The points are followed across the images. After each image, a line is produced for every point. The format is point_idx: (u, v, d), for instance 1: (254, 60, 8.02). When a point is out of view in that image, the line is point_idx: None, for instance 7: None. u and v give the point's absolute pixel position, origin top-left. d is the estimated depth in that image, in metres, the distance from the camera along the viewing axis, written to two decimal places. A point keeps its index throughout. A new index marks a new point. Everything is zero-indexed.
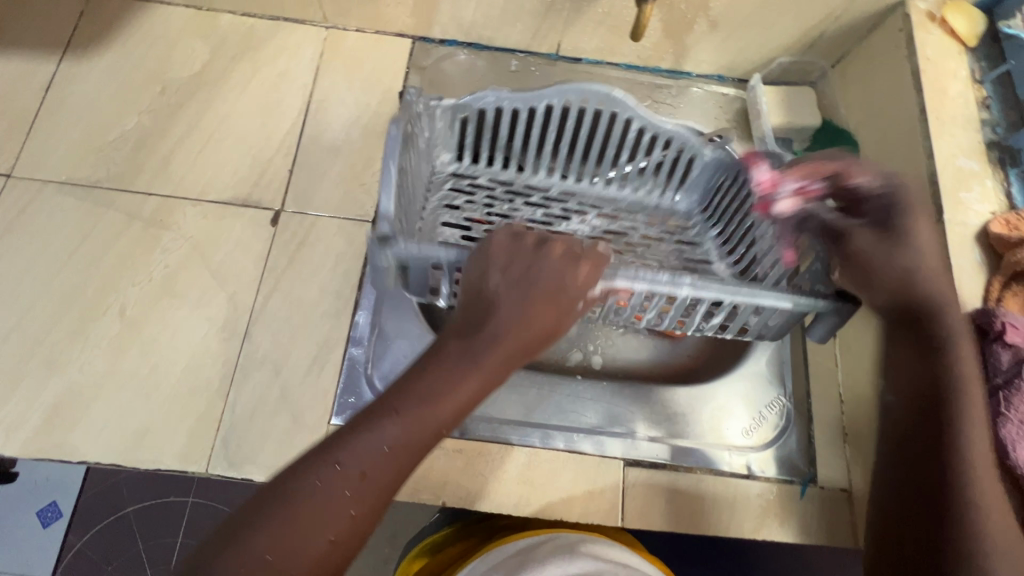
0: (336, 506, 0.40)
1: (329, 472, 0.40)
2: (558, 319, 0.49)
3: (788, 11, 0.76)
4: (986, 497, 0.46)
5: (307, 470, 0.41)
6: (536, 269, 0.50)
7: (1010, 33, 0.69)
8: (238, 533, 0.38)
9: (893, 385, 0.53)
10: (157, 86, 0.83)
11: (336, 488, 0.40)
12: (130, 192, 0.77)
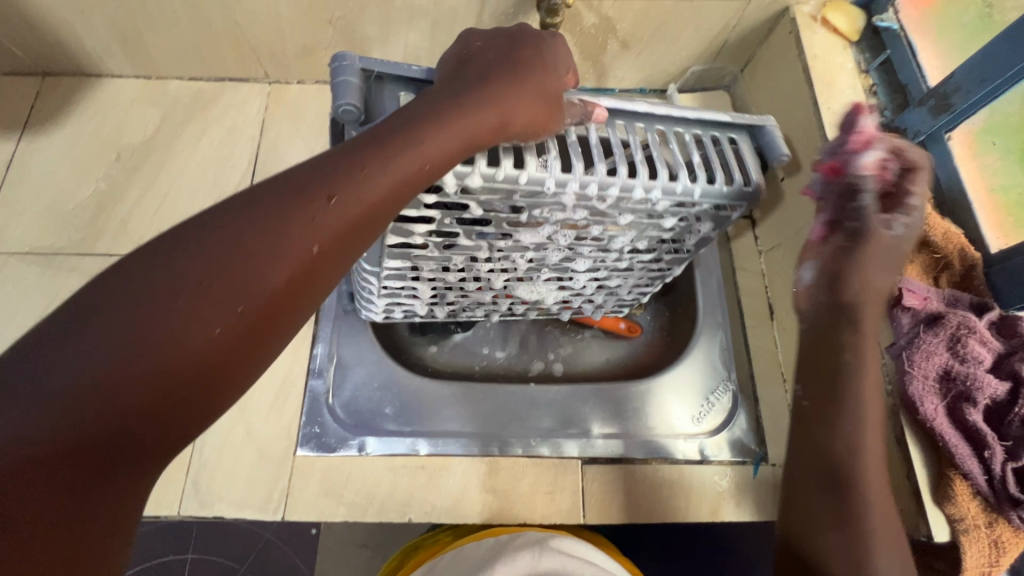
0: (223, 291, 0.35)
1: (215, 247, 0.35)
2: (505, 111, 0.44)
3: (689, 26, 0.83)
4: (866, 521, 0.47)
5: (85, 337, 0.32)
6: (515, 75, 0.46)
7: (885, 26, 0.75)
8: (79, 327, 0.32)
9: (802, 382, 0.51)
10: (112, 153, 0.87)
11: (132, 373, 0.32)
12: (92, 255, 0.81)
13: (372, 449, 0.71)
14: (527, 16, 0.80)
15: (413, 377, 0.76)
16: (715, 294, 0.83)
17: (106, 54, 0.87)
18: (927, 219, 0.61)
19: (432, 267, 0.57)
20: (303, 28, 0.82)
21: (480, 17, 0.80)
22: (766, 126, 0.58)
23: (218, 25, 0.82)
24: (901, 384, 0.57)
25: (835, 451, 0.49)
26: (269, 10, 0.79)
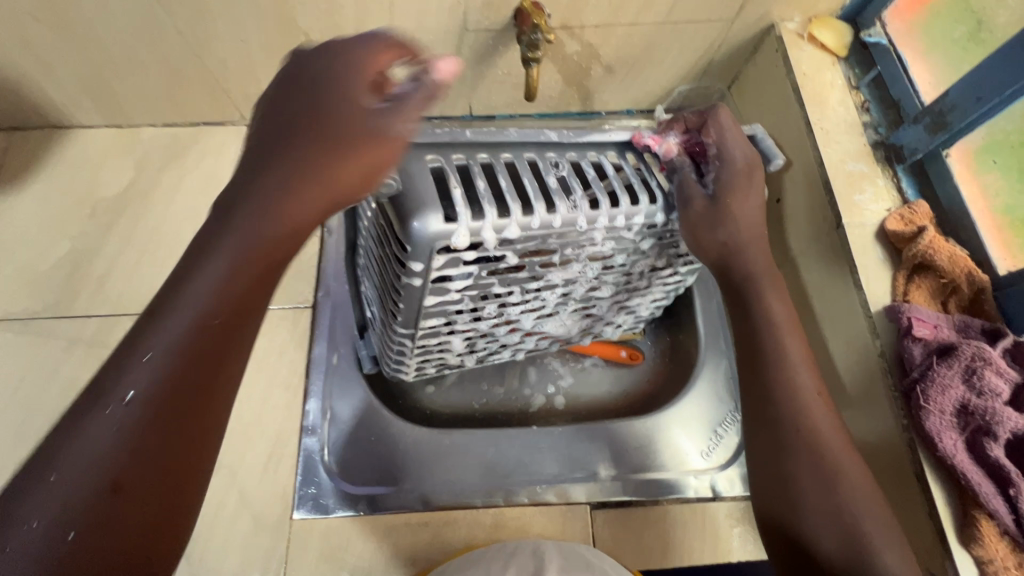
0: (178, 396, 0.38)
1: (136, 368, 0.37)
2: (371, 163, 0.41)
3: (673, 48, 0.81)
4: (817, 506, 0.50)
5: (81, 449, 0.36)
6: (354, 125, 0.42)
7: (873, 41, 0.73)
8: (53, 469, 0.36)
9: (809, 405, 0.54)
10: (86, 208, 0.84)
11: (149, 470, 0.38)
12: (69, 316, 0.78)
13: (373, 508, 0.69)
14: (508, 47, 0.78)
15: (412, 430, 0.72)
16: (716, 319, 0.81)
17: (75, 106, 0.84)
18: (931, 242, 0.60)
19: (466, 321, 0.55)
20: (277, 70, 0.80)
21: (460, 50, 0.78)
22: (760, 134, 0.58)
23: (190, 72, 0.79)
24: (917, 419, 0.55)
25: (828, 458, 0.52)
26: (241, 55, 0.76)
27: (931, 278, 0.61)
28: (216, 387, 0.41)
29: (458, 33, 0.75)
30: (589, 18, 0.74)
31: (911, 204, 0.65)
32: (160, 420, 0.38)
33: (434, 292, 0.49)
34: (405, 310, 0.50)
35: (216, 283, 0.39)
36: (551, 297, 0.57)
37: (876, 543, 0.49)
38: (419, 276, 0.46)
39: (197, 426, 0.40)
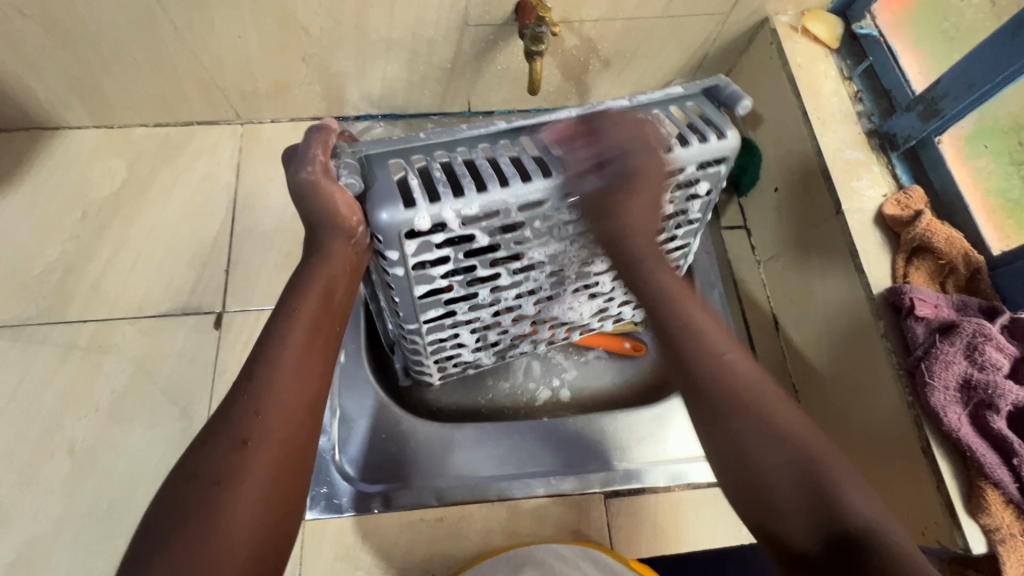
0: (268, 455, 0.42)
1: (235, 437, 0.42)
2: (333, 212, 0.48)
3: (670, 42, 0.82)
4: (785, 422, 0.46)
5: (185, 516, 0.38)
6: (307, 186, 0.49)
7: (864, 32, 0.75)
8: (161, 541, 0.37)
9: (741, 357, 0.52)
10: (77, 211, 0.82)
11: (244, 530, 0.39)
12: (63, 322, 0.75)
13: (387, 505, 0.68)
14: (508, 41, 0.78)
15: (422, 426, 0.72)
16: (719, 306, 0.82)
17: (62, 106, 0.81)
18: (928, 226, 0.62)
19: (466, 308, 0.57)
20: (274, 67, 0.79)
21: (460, 44, 0.78)
22: (722, 82, 0.55)
23: (184, 69, 0.77)
24: (922, 396, 0.57)
25: (733, 383, 0.48)
26: (237, 50, 0.75)
27: (929, 260, 0.63)
28: (286, 414, 0.44)
29: (459, 27, 0.75)
30: (589, 12, 0.75)
31: (906, 188, 0.67)
32: (245, 447, 0.41)
33: (421, 280, 0.51)
34: (403, 308, 0.53)
35: (289, 340, 0.47)
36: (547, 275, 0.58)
37: (838, 493, 0.42)
38: (399, 265, 0.49)
39: (279, 451, 0.42)
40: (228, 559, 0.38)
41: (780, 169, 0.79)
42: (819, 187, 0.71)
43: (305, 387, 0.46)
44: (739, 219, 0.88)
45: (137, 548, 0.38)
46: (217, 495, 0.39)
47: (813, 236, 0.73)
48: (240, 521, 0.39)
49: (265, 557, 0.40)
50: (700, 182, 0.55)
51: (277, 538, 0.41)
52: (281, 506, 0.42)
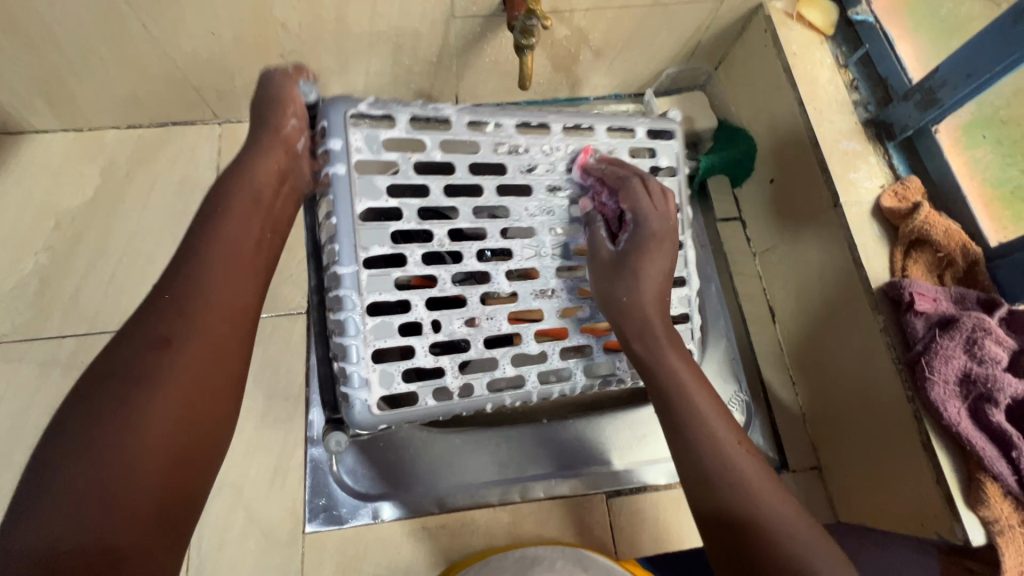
0: (181, 381, 0.39)
1: (138, 359, 0.39)
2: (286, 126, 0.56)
3: (662, 31, 0.80)
4: (763, 485, 0.48)
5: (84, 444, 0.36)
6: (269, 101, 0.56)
7: (859, 19, 0.74)
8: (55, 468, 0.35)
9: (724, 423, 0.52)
10: (50, 220, 0.78)
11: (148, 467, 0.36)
12: (42, 338, 0.73)
13: (387, 515, 0.68)
14: (496, 33, 0.75)
15: (421, 432, 0.71)
16: (717, 301, 0.82)
17: (26, 110, 0.77)
18: (927, 217, 0.62)
19: (416, 248, 0.60)
20: (251, 64, 0.75)
21: (447, 37, 0.75)
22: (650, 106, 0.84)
23: (156, 69, 0.74)
24: (922, 390, 0.57)
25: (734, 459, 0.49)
26: (211, 48, 0.71)
27: (927, 253, 0.63)
28: (221, 324, 0.42)
29: (445, 20, 0.72)
30: (580, 2, 0.72)
31: (903, 179, 0.67)
32: (169, 356, 0.40)
33: (366, 186, 0.58)
34: (341, 229, 0.57)
35: (209, 260, 0.44)
36: (505, 222, 0.64)
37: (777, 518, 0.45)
38: (341, 157, 0.57)
39: (191, 383, 0.40)
40: (142, 469, 0.36)
41: (776, 160, 0.78)
42: (815, 180, 0.70)
43: (240, 289, 0.45)
44: (734, 211, 0.87)
45: (41, 453, 0.35)
46: (133, 403, 0.37)
47: (809, 228, 0.72)
48: (153, 432, 0.37)
49: (180, 481, 0.38)
50: (658, 155, 0.70)
51: (195, 453, 0.39)
52: (202, 426, 0.40)
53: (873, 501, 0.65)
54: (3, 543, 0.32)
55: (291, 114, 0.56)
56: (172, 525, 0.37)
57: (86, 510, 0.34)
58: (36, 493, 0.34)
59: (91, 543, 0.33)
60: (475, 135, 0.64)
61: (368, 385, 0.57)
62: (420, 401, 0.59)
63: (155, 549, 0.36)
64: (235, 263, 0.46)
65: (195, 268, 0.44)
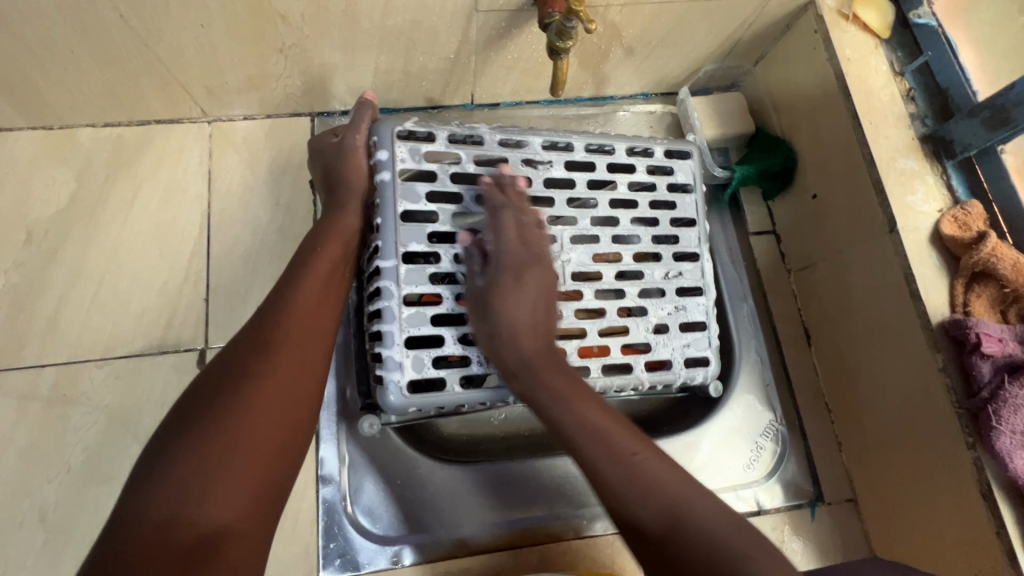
0: (268, 412, 0.44)
1: (228, 389, 0.44)
2: (358, 158, 0.61)
3: (702, 27, 0.73)
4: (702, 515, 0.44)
5: (183, 473, 0.39)
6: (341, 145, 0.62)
7: (921, 22, 0.68)
8: (154, 492, 0.38)
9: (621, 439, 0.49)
10: (19, 232, 0.70)
11: (238, 494, 0.40)
12: (17, 368, 0.65)
13: (408, 559, 0.63)
14: (522, 29, 0.68)
15: (443, 468, 0.66)
16: (748, 322, 0.76)
17: None
18: (994, 250, 0.57)
19: (449, 247, 0.58)
20: (245, 60, 0.66)
21: (467, 31, 0.67)
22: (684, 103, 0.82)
23: (136, 64, 0.65)
24: (985, 438, 0.55)
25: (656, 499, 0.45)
26: (200, 41, 0.63)
27: (991, 287, 0.59)
28: (312, 332, 0.50)
29: (467, 13, 0.64)
30: None
31: (963, 203, 0.62)
32: (272, 357, 0.46)
33: (409, 194, 0.58)
34: (386, 223, 0.57)
35: (298, 293, 0.51)
36: None
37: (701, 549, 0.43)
38: (387, 166, 0.58)
39: (275, 413, 0.44)
40: (247, 460, 0.41)
41: (821, 173, 0.72)
42: (869, 199, 0.65)
43: (324, 300, 0.52)
44: (768, 224, 0.81)
45: (151, 465, 0.40)
46: (239, 398, 0.43)
47: (856, 252, 0.67)
48: (262, 420, 0.43)
49: (275, 472, 0.43)
50: (675, 171, 0.68)
51: (289, 447, 0.45)
52: (297, 421, 0.45)
53: (916, 541, 0.63)
54: (133, 514, 0.38)
55: (357, 133, 0.62)
56: (268, 506, 0.42)
57: (200, 491, 0.39)
58: (158, 476, 0.39)
59: (201, 522, 0.38)
60: (506, 151, 0.63)
61: (396, 367, 0.55)
62: (448, 388, 0.56)
63: (252, 530, 0.41)
64: (318, 298, 0.52)
65: (282, 305, 0.50)
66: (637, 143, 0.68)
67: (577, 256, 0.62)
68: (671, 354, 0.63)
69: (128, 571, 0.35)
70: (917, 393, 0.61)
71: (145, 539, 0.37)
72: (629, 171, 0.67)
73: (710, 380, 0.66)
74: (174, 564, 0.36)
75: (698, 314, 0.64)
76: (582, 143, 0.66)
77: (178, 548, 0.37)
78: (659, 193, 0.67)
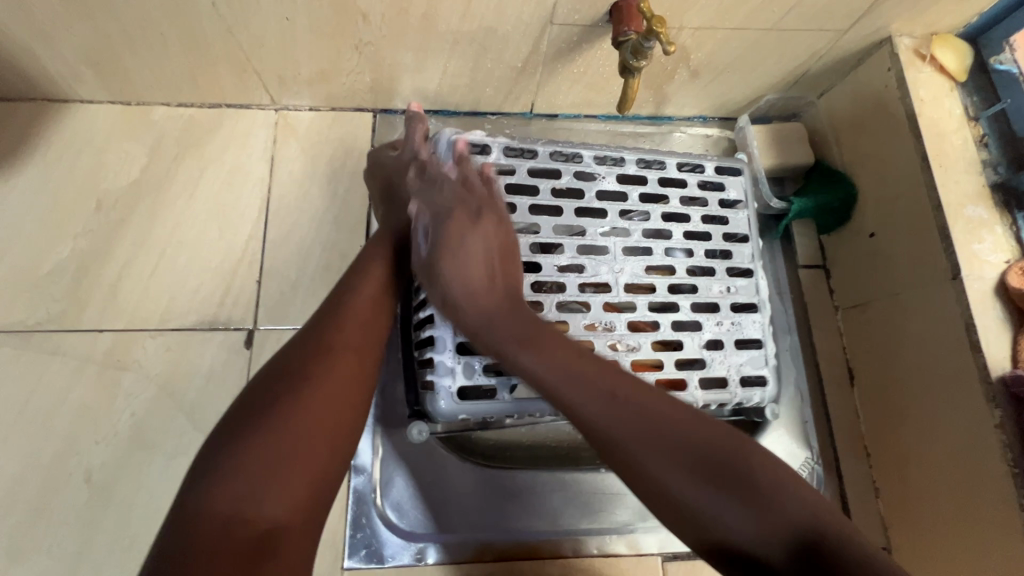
0: (322, 416, 0.44)
1: (284, 390, 0.45)
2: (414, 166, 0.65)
3: (772, 56, 0.73)
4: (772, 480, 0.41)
5: (239, 474, 0.40)
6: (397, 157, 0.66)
7: (1001, 68, 0.67)
8: (209, 491, 0.39)
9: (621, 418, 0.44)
10: (92, 200, 0.73)
11: (289, 497, 0.41)
12: (77, 331, 0.68)
13: (432, 558, 0.64)
14: (592, 44, 0.68)
15: (472, 470, 0.67)
16: (790, 356, 0.75)
17: (73, 79, 0.71)
18: None
19: None
20: (322, 54, 0.69)
21: (539, 43, 0.68)
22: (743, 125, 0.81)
23: (219, 49, 0.67)
24: None
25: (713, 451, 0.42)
26: (283, 33, 0.65)
27: None
28: (368, 338, 0.51)
29: (541, 25, 0.65)
30: (693, 19, 0.65)
31: None
32: (328, 359, 0.47)
33: None
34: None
35: (354, 300, 0.53)
36: (581, 241, 0.63)
37: (712, 509, 0.40)
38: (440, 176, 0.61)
39: (327, 417, 0.45)
40: (304, 459, 0.42)
41: (881, 214, 0.71)
42: (933, 243, 0.64)
43: (379, 305, 0.54)
44: (818, 258, 0.80)
45: (205, 463, 0.41)
46: (297, 398, 0.44)
47: (914, 295, 0.66)
48: (315, 423, 0.44)
49: (328, 472, 0.44)
50: (727, 188, 0.69)
51: (342, 449, 0.45)
52: (350, 423, 0.46)
53: None
54: (191, 509, 0.39)
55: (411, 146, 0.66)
56: (318, 507, 0.43)
57: (257, 487, 0.40)
58: (218, 470, 0.40)
59: (259, 520, 0.39)
60: (560, 165, 0.65)
61: (447, 372, 0.56)
62: (498, 395, 0.57)
63: (304, 530, 0.41)
64: (371, 305, 0.53)
65: (339, 310, 0.51)
66: (687, 159, 0.69)
67: (631, 267, 0.63)
68: (727, 370, 0.62)
69: (186, 564, 0.36)
70: (974, 448, 0.59)
71: (200, 536, 0.38)
72: (680, 185, 0.68)
73: (767, 402, 0.64)
74: (234, 558, 0.37)
75: (753, 331, 0.64)
76: (632, 157, 0.67)
77: (237, 542, 0.38)
78: (710, 209, 0.67)
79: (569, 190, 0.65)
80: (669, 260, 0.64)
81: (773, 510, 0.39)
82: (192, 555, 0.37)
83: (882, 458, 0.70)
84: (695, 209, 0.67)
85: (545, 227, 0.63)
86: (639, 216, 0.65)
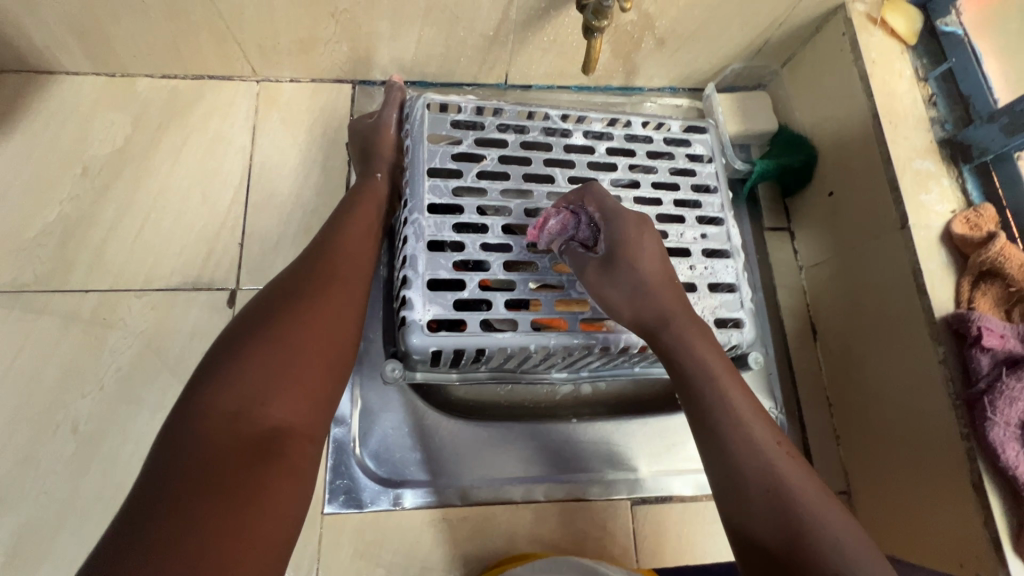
0: (317, 333, 0.48)
1: (281, 312, 0.48)
2: (388, 126, 0.68)
3: (733, 23, 0.76)
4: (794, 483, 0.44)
5: (239, 380, 0.43)
6: (375, 121, 0.69)
7: (948, 30, 0.71)
8: (211, 391, 0.42)
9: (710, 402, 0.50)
10: (77, 167, 0.75)
11: (289, 402, 0.44)
12: (63, 291, 0.70)
13: (410, 502, 0.66)
14: (560, 11, 0.71)
15: (448, 420, 0.69)
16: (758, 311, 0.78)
17: (56, 49, 0.73)
18: (1002, 249, 0.59)
19: (473, 202, 0.64)
20: (299, 22, 0.71)
21: (508, 9, 0.71)
22: (710, 92, 0.85)
23: (199, 17, 0.69)
24: (979, 428, 0.56)
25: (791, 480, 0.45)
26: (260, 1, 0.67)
27: (997, 286, 0.60)
28: (354, 268, 0.55)
29: None
30: None
31: (976, 206, 0.64)
32: (320, 288, 0.51)
33: (433, 154, 0.64)
34: (414, 180, 0.63)
35: (341, 243, 0.57)
36: (551, 189, 0.67)
37: (754, 500, 0.45)
38: (413, 133, 0.65)
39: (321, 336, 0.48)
40: (303, 361, 0.46)
41: (838, 173, 0.74)
42: (883, 197, 0.67)
43: (363, 246, 0.58)
44: (782, 221, 0.83)
45: (206, 371, 0.44)
46: (290, 312, 0.48)
47: (868, 245, 0.69)
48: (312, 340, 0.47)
49: (324, 378, 0.47)
50: (693, 144, 0.74)
51: (337, 359, 0.49)
52: (342, 337, 0.50)
53: (906, 529, 0.64)
54: (195, 409, 0.41)
55: (388, 111, 0.69)
56: (319, 412, 0.46)
57: (262, 390, 0.43)
58: (220, 376, 0.43)
59: (264, 418, 0.42)
60: (526, 121, 0.70)
61: (418, 306, 0.58)
62: (469, 331, 0.59)
63: (307, 434, 0.44)
64: (357, 247, 0.57)
65: (326, 252, 0.55)
66: (653, 118, 0.74)
67: None
68: (701, 311, 0.65)
69: (195, 451, 0.39)
70: (925, 386, 0.61)
71: (203, 429, 0.40)
72: (647, 141, 0.73)
73: (746, 344, 0.66)
74: (240, 448, 0.40)
75: (726, 276, 0.67)
76: (600, 116, 0.73)
77: (243, 436, 0.40)
78: (677, 160, 0.72)
79: (541, 145, 0.70)
80: (641, 206, 0.68)
81: (755, 489, 0.45)
82: (201, 444, 0.39)
83: (842, 406, 0.73)
84: (663, 161, 0.71)
85: (515, 176, 0.66)
86: (609, 167, 0.70)
